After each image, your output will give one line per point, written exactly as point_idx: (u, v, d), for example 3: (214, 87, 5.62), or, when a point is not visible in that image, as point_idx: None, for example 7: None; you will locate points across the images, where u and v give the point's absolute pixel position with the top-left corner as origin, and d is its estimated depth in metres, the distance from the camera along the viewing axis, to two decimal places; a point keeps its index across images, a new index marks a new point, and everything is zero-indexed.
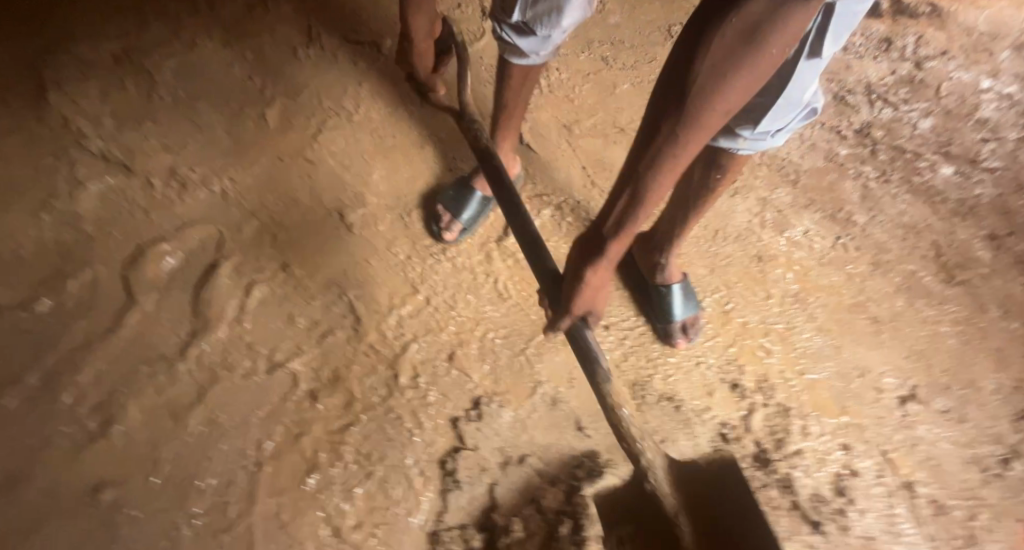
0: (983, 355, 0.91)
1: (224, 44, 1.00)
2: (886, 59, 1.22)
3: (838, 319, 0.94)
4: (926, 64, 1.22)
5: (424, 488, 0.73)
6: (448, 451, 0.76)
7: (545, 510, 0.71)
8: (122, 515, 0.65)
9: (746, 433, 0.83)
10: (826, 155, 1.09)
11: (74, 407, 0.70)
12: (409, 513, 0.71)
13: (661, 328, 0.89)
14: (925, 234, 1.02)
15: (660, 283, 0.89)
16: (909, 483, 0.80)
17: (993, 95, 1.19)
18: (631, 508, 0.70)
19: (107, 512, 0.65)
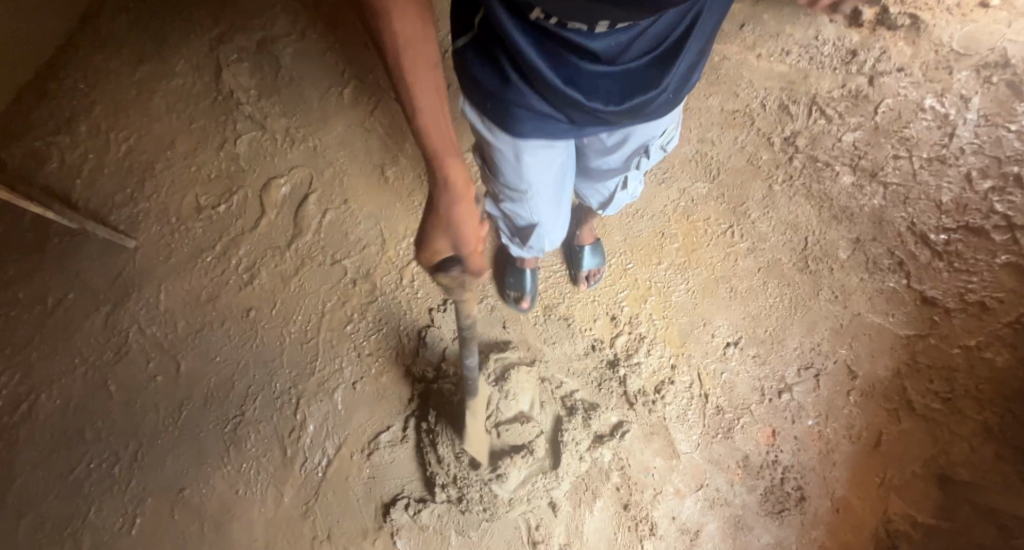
0: (799, 323, 1.29)
1: (323, 35, 1.51)
2: (844, 71, 1.44)
3: (706, 286, 1.32)
4: (879, 79, 1.43)
5: (407, 340, 1.31)
6: (423, 324, 1.32)
7: (469, 363, 1.27)
8: (258, 324, 1.31)
9: (608, 346, 1.29)
10: (749, 157, 1.40)
11: (236, 267, 1.35)
12: (396, 351, 1.30)
13: (572, 274, 1.34)
14: (801, 231, 1.34)
15: (577, 243, 1.30)
16: (705, 394, 1.25)
17: (929, 114, 1.40)
18: (514, 369, 1.22)
19: (251, 322, 1.31)
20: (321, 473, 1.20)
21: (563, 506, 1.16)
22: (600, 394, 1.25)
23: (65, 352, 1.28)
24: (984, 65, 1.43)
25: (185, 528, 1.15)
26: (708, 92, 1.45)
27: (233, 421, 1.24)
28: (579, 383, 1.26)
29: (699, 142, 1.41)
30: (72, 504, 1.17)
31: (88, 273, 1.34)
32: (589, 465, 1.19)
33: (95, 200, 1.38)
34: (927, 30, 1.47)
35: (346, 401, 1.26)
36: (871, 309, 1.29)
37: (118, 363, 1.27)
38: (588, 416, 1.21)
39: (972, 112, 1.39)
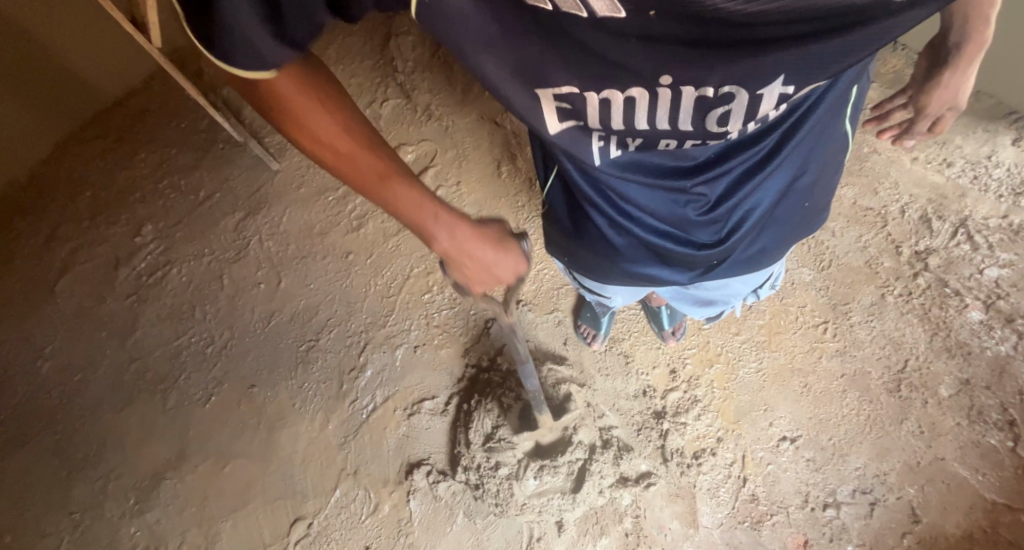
0: (869, 444, 1.21)
1: None
2: (1010, 201, 1.32)
3: (779, 372, 1.27)
4: None
5: (471, 326, 1.37)
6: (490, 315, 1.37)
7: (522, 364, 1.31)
8: (353, 268, 1.43)
9: (659, 396, 1.28)
10: (869, 260, 1.31)
11: (351, 212, 1.48)
12: (460, 332, 1.36)
13: (658, 331, 1.29)
14: (903, 351, 1.25)
15: (654, 304, 1.22)
16: (744, 477, 1.22)
17: None
18: (564, 383, 1.27)
19: (347, 263, 1.43)
20: (365, 415, 1.32)
21: (569, 529, 1.21)
22: (638, 438, 1.26)
23: (199, 241, 1.49)
24: None
25: (244, 418, 1.35)
26: (845, 181, 1.37)
27: (307, 343, 1.38)
28: (620, 421, 1.27)
29: (819, 228, 1.34)
30: (171, 363, 1.41)
31: (234, 181, 1.53)
32: (606, 503, 1.22)
33: (258, 122, 1.57)
34: None
35: (404, 360, 1.35)
36: (959, 459, 1.18)
37: (235, 263, 1.46)
38: (620, 456, 1.23)
39: None
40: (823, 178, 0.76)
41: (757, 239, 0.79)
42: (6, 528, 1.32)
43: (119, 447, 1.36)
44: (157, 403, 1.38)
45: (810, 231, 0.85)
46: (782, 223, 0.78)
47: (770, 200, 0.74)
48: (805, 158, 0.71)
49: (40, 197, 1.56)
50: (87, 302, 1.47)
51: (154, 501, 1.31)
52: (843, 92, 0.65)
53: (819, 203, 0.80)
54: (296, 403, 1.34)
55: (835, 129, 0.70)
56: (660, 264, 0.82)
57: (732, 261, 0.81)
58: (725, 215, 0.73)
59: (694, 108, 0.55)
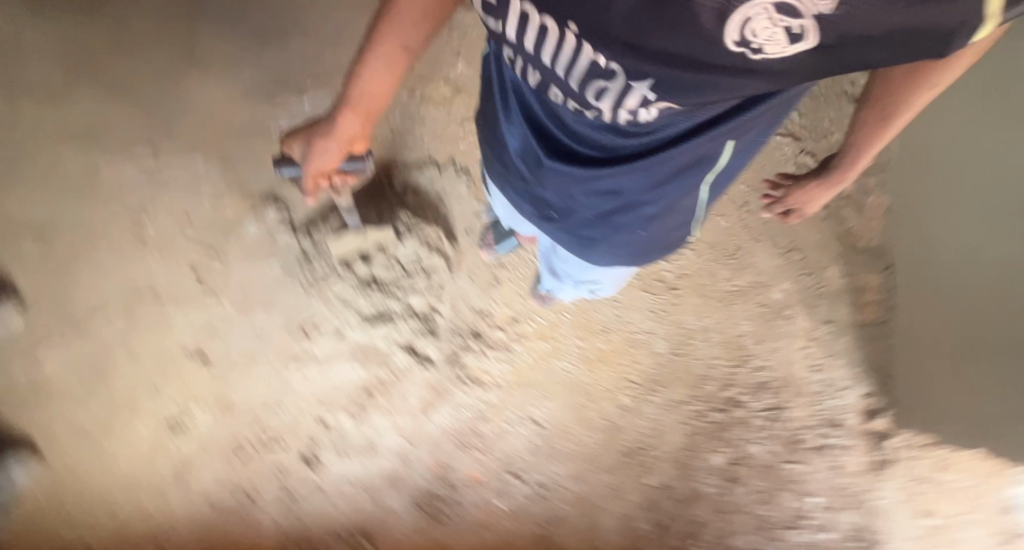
0: (574, 465, 1.42)
1: None
2: (838, 425, 1.43)
3: (575, 384, 1.46)
4: (841, 459, 1.40)
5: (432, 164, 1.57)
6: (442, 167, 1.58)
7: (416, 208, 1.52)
8: None
9: (487, 324, 1.48)
10: (703, 374, 1.48)
11: None
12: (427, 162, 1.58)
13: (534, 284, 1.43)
14: (658, 440, 1.44)
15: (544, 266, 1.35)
16: (484, 417, 1.45)
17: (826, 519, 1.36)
18: (428, 242, 1.50)
19: None
20: None
21: (347, 342, 1.47)
22: (444, 336, 1.47)
23: None
24: None
25: None
26: (750, 316, 1.51)
27: None
28: (448, 314, 1.49)
29: (696, 328, 1.50)
30: None
31: None
32: (384, 350, 1.46)
33: None
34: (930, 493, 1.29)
35: None
36: (615, 522, 1.39)
37: None
38: (423, 332, 1.47)
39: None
40: (670, 211, 0.83)
41: (596, 221, 0.88)
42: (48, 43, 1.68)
43: None
44: None
45: (647, 251, 0.94)
46: (620, 227, 0.87)
47: (615, 201, 0.81)
48: (658, 186, 0.76)
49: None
50: None
51: None
52: (717, 151, 0.69)
53: (660, 233, 0.88)
54: None
55: (698, 177, 0.76)
56: (523, 186, 0.92)
57: (569, 221, 0.91)
58: (573, 182, 0.81)
59: (584, 74, 0.57)
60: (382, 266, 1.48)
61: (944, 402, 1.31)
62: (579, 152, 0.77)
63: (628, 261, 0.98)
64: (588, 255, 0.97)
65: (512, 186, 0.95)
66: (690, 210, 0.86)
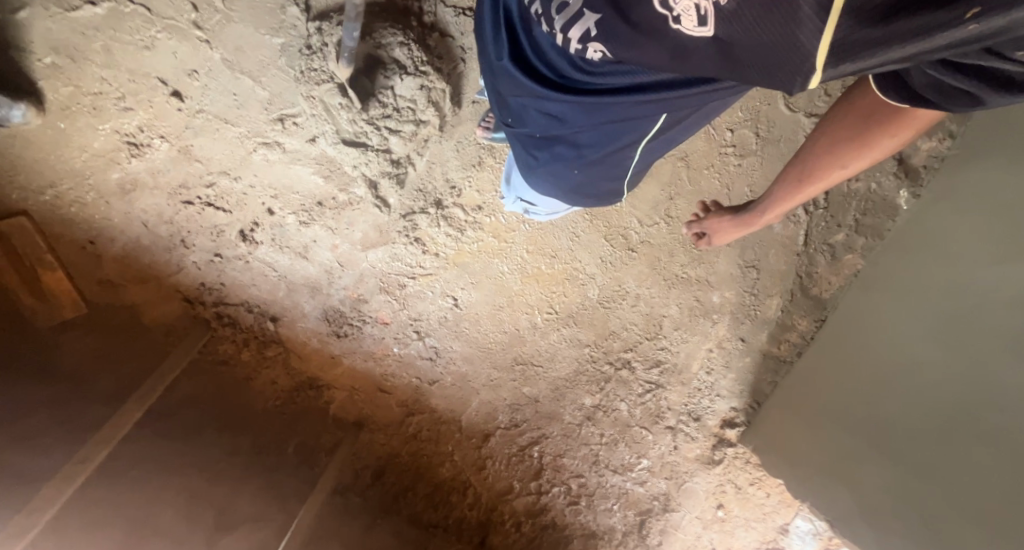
0: (468, 349, 1.62)
1: None
2: (697, 419, 1.62)
3: (503, 287, 1.57)
4: (677, 446, 1.62)
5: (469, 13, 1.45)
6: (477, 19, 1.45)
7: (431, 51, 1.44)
8: None
9: (453, 199, 1.53)
10: (614, 331, 1.60)
11: None
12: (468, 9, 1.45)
13: None
14: (546, 363, 1.62)
15: None
16: (415, 275, 1.57)
17: (641, 476, 1.63)
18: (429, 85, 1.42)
19: None
20: None
21: (314, 150, 1.47)
22: (409, 189, 1.52)
23: None
24: (667, 528, 1.63)
25: None
26: (680, 304, 1.59)
27: None
28: (421, 169, 1.51)
29: (632, 293, 1.58)
30: None
31: None
32: (349, 174, 1.48)
33: None
34: (723, 494, 1.60)
35: None
36: (481, 401, 1.65)
37: None
38: (391, 176, 1.49)
39: (642, 510, 1.64)
40: (603, 159, 0.92)
41: (540, 146, 0.95)
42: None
43: None
44: None
45: (578, 193, 1.02)
46: (558, 155, 0.94)
47: (562, 127, 0.88)
48: (597, 128, 0.85)
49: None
50: None
51: None
52: (649, 115, 0.80)
53: (591, 177, 0.97)
54: None
55: (632, 133, 0.85)
56: (491, 91, 0.98)
57: (520, 134, 0.97)
58: (529, 98, 0.88)
59: None
60: (377, 93, 1.40)
61: (794, 442, 1.45)
62: (541, 71, 0.84)
63: (560, 195, 1.05)
64: (529, 175, 1.04)
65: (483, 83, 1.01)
66: (623, 165, 0.95)
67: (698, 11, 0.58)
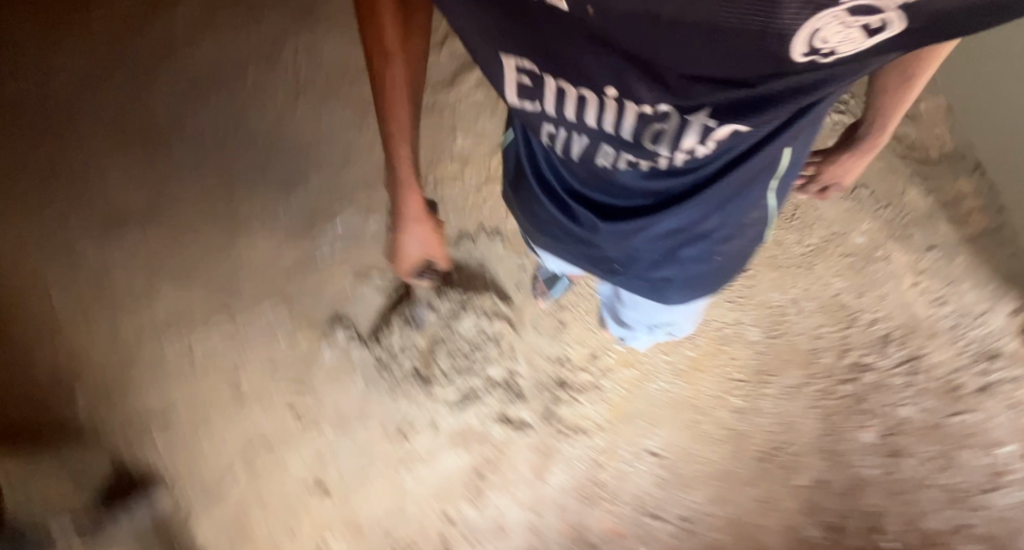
0: (710, 490, 1.33)
1: None
2: (968, 360, 1.35)
3: (679, 402, 1.36)
4: (989, 394, 1.32)
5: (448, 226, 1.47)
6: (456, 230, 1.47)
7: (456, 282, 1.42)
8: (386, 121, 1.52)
9: (570, 369, 1.38)
10: (812, 349, 1.36)
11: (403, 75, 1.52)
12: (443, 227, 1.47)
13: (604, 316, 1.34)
14: (788, 435, 1.34)
15: None
16: (599, 464, 1.34)
17: (991, 456, 1.29)
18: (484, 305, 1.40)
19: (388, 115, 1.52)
20: (322, 258, 1.45)
21: (438, 433, 1.35)
22: (533, 394, 1.37)
23: (253, 33, 1.57)
24: None
25: (221, 210, 1.48)
26: (839, 273, 1.39)
27: (300, 172, 1.49)
28: (529, 372, 1.38)
29: (787, 302, 1.38)
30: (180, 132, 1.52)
31: None
32: (478, 427, 1.35)
33: None
34: None
35: (376, 229, 1.46)
36: (778, 535, 1.28)
37: (272, 70, 1.55)
38: (511, 398, 1.36)
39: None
40: (738, 232, 0.79)
41: (662, 267, 0.85)
42: (23, 177, 1.50)
43: (109, 182, 1.49)
44: (156, 161, 1.50)
45: (724, 277, 0.90)
46: (688, 261, 0.82)
47: (679, 234, 0.77)
48: (725, 212, 0.73)
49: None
50: None
51: (119, 240, 1.45)
52: (775, 163, 0.66)
53: (732, 257, 0.84)
54: (263, 215, 1.47)
55: (762, 193, 0.73)
56: (576, 252, 0.92)
57: (633, 272, 0.88)
58: (634, 236, 0.79)
59: (619, 116, 0.59)
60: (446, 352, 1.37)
61: None
62: (625, 197, 0.76)
63: (701, 296, 0.93)
64: (661, 298, 0.93)
65: (564, 254, 0.97)
66: (762, 223, 0.80)
67: (870, 29, 0.42)
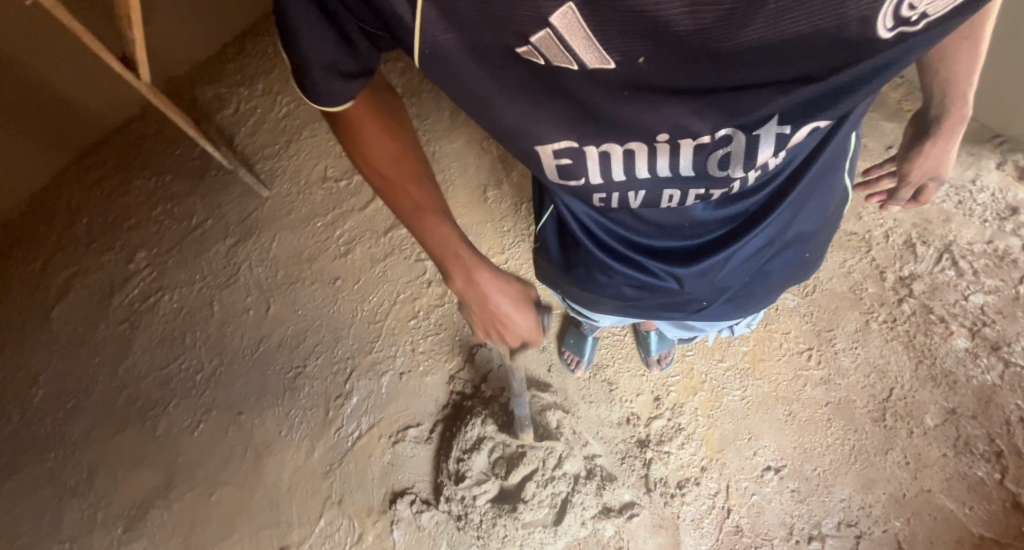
0: (854, 476, 1.18)
1: None
2: (995, 226, 1.31)
3: (764, 401, 1.25)
4: None
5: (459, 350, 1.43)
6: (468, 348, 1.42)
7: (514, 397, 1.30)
8: (354, 283, 1.51)
9: (643, 425, 1.27)
10: (853, 285, 1.30)
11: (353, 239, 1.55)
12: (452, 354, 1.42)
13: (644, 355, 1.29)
14: (888, 380, 1.23)
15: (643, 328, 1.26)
16: (728, 507, 1.19)
17: None
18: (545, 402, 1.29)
19: (354, 278, 1.52)
20: (352, 442, 1.36)
21: None
22: (620, 467, 1.24)
23: (192, 267, 1.56)
24: None
25: (232, 446, 1.38)
26: None
27: (295, 369, 1.44)
28: (603, 449, 1.26)
29: None
30: (162, 390, 1.45)
31: (227, 207, 1.61)
32: (587, 533, 1.20)
33: (250, 150, 1.66)
34: None
35: (391, 387, 1.40)
36: (946, 491, 1.14)
37: (226, 288, 1.53)
38: (602, 486, 1.21)
39: None
40: (815, 223, 0.79)
41: (748, 283, 0.84)
42: (17, 517, 1.36)
43: (110, 475, 1.38)
44: (147, 430, 1.41)
45: (802, 274, 0.89)
46: (773, 265, 0.82)
47: (763, 242, 0.77)
48: (800, 209, 0.75)
49: (60, 201, 1.62)
50: (83, 330, 1.51)
51: (144, 529, 1.33)
52: (837, 145, 0.70)
53: (811, 249, 0.84)
54: (279, 429, 1.39)
55: (831, 181, 0.75)
56: (654, 310, 0.89)
57: (720, 301, 0.86)
58: (715, 268, 0.78)
59: (693, 154, 0.59)
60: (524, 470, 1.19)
61: None
62: (703, 229, 0.75)
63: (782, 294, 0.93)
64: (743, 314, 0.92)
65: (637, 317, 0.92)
66: (833, 210, 0.81)
67: None
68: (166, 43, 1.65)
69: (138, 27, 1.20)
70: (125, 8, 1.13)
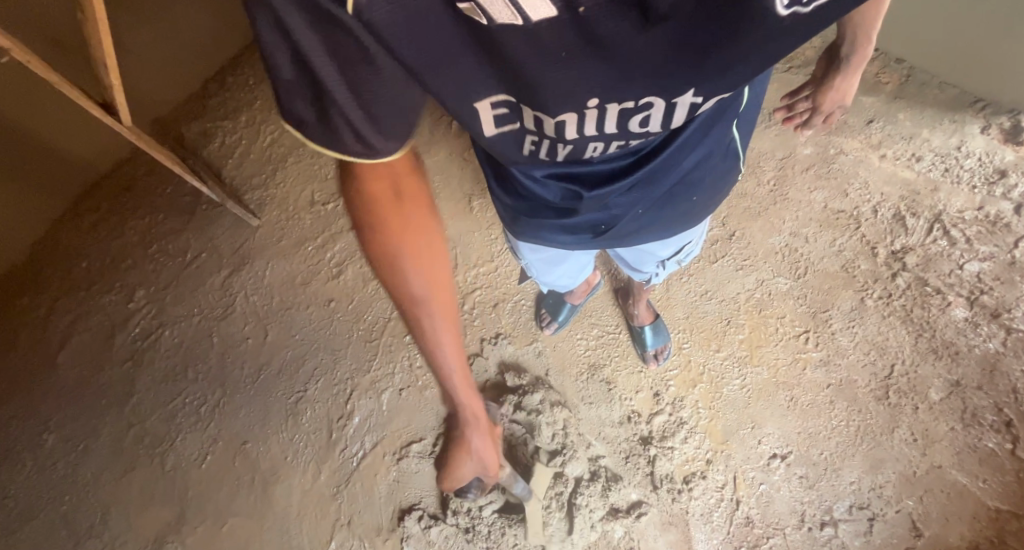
0: (862, 458, 1.16)
1: None
2: (984, 192, 1.29)
3: (764, 388, 1.23)
4: None
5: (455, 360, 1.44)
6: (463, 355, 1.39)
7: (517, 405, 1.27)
8: (347, 304, 1.52)
9: (645, 422, 1.25)
10: (845, 264, 1.29)
11: (343, 259, 1.57)
12: None
13: (639, 351, 1.29)
14: (888, 356, 1.21)
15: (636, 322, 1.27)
16: (736, 500, 1.17)
17: None
18: (548, 398, 1.27)
19: (347, 298, 1.53)
20: (356, 462, 1.37)
21: None
22: (626, 467, 1.22)
23: (188, 301, 1.57)
24: None
25: (239, 476, 1.39)
26: (814, 186, 1.35)
27: (296, 395, 1.45)
28: (608, 449, 1.24)
29: (791, 235, 1.31)
30: (168, 425, 1.46)
31: (219, 239, 1.63)
32: (597, 535, 1.17)
33: (238, 180, 1.68)
34: None
35: (391, 404, 1.41)
36: (956, 465, 1.13)
37: (223, 320, 1.55)
38: (608, 487, 1.19)
39: None
40: (715, 164, 0.75)
41: (643, 218, 0.80)
42: None
43: (123, 512, 1.40)
44: (156, 466, 1.43)
45: (697, 216, 0.87)
46: (673, 200, 0.78)
47: (664, 182, 0.73)
48: (703, 149, 0.71)
49: (58, 248, 1.65)
50: (87, 371, 1.53)
51: None
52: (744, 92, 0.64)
53: (709, 192, 0.81)
54: (284, 454, 1.39)
55: (729, 129, 0.71)
56: (557, 232, 0.82)
57: (615, 231, 0.82)
58: (614, 197, 0.73)
59: (616, 116, 0.52)
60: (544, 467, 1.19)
61: None
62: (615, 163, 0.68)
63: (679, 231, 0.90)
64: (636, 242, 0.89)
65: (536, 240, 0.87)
66: (734, 154, 0.77)
67: None
68: (147, 84, 1.68)
69: (115, 72, 1.21)
70: (98, 54, 1.13)
